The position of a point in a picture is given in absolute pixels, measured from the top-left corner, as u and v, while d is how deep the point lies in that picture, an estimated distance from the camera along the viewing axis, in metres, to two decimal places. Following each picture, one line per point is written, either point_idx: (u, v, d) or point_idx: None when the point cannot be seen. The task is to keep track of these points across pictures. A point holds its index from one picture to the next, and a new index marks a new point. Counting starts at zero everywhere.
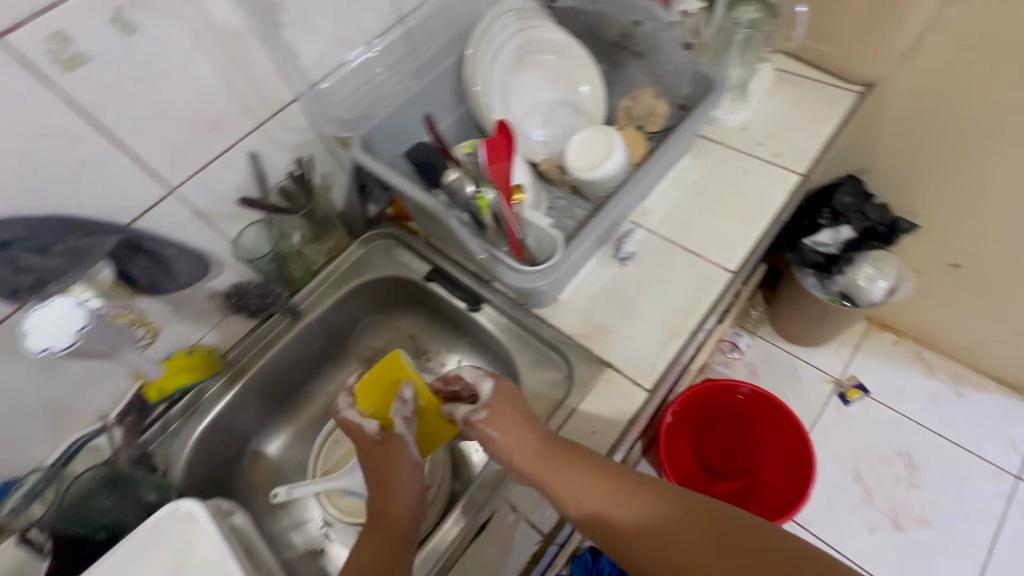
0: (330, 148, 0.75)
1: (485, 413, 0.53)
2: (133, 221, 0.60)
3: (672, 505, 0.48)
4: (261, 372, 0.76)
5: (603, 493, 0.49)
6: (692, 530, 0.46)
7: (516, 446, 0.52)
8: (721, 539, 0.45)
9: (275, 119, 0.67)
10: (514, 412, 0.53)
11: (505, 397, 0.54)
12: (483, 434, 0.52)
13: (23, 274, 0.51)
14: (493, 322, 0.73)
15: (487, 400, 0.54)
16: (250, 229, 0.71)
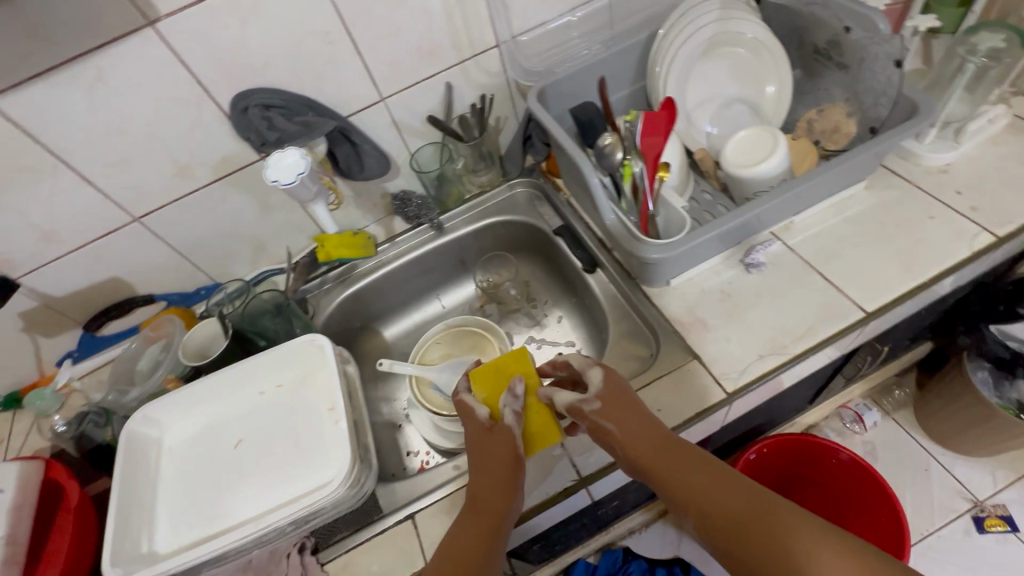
0: (508, 97, 0.83)
1: (599, 406, 0.54)
2: (347, 116, 0.75)
3: (710, 488, 0.47)
4: (399, 267, 0.89)
5: (697, 479, 0.48)
6: (738, 508, 0.45)
7: (630, 427, 0.53)
8: (750, 519, 0.44)
9: (476, 58, 0.77)
10: (625, 397, 0.55)
11: (620, 383, 0.56)
12: (599, 424, 0.53)
13: (271, 130, 0.68)
14: (601, 288, 0.77)
15: (599, 390, 0.55)
16: (426, 148, 0.84)
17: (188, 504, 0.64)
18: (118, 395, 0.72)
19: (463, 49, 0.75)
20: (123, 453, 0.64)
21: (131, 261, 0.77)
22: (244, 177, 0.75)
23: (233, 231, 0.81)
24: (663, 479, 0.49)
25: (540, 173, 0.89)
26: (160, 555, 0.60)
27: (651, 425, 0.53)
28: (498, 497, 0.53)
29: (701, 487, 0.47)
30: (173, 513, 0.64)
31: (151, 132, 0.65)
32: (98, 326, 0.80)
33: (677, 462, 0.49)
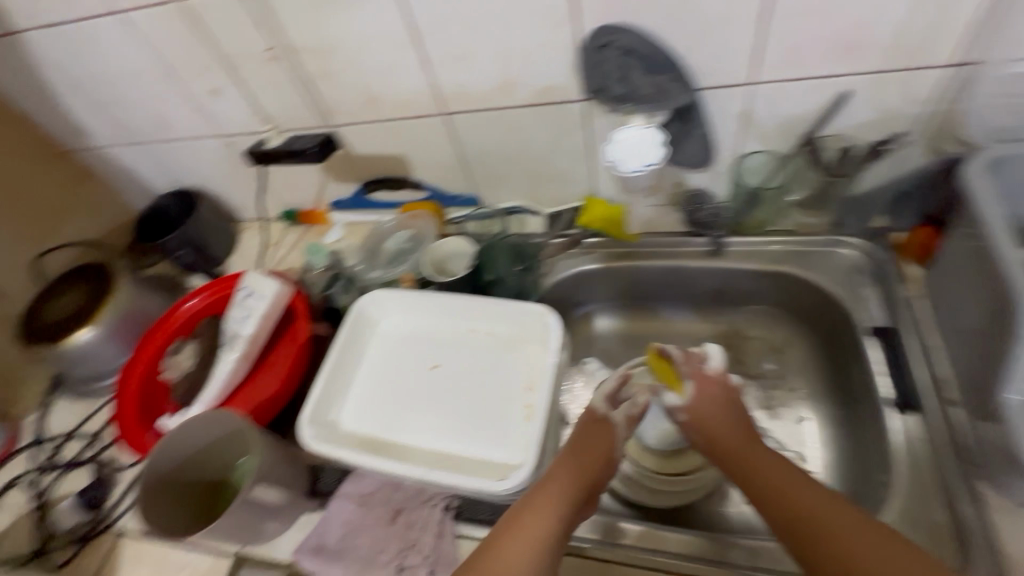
0: (914, 135, 0.60)
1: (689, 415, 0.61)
2: (699, 90, 0.61)
3: (767, 473, 0.54)
4: (651, 266, 0.77)
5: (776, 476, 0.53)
6: (795, 490, 0.51)
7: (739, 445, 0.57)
8: (805, 510, 0.49)
9: (911, 76, 0.55)
10: (721, 405, 0.61)
11: (723, 396, 0.61)
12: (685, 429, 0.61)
13: (620, 82, 0.57)
14: (901, 440, 0.56)
15: (692, 404, 0.61)
16: (760, 156, 0.67)
17: (375, 397, 0.68)
18: (362, 267, 0.77)
19: (903, 58, 0.54)
20: (350, 323, 0.69)
21: (420, 148, 0.77)
22: (555, 113, 0.68)
23: (515, 158, 0.76)
24: (735, 469, 0.56)
25: (888, 243, 0.67)
26: (338, 430, 0.65)
27: (737, 424, 0.59)
28: (566, 475, 0.56)
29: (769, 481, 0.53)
30: (361, 397, 0.68)
31: (502, 38, 0.60)
32: (368, 190, 0.85)
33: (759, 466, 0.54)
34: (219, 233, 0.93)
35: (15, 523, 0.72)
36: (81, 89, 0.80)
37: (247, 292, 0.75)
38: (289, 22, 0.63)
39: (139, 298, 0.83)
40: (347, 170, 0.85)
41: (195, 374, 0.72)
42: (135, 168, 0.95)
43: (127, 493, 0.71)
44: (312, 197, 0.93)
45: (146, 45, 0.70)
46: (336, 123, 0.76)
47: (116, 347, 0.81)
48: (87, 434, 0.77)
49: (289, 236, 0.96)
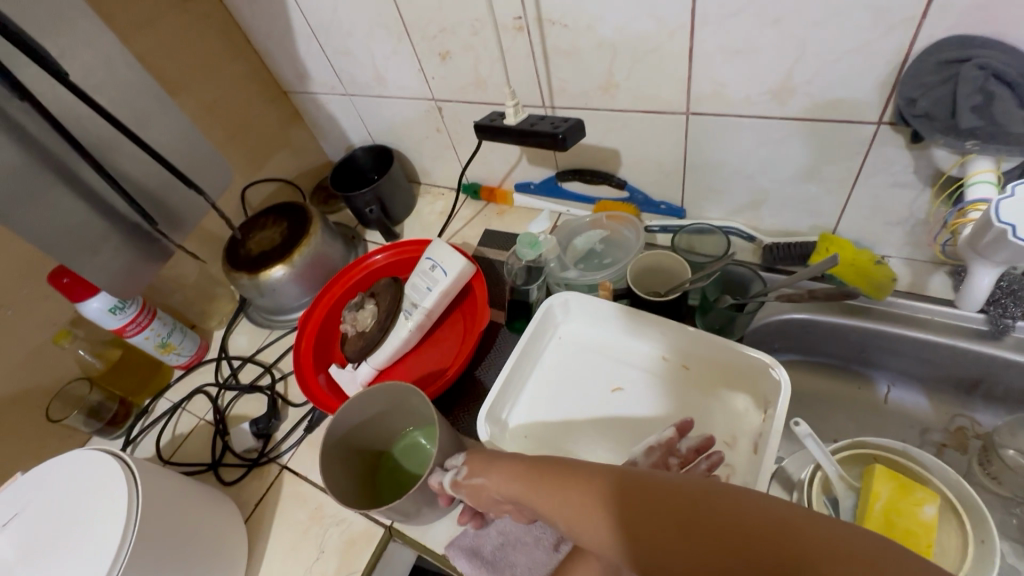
0: None
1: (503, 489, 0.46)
2: None
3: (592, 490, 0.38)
4: (891, 333, 0.64)
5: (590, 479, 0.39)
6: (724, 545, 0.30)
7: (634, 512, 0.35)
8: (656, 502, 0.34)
9: None
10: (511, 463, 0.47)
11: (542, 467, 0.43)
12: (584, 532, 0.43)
13: (974, 113, 0.44)
14: None
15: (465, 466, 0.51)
16: None
17: (547, 406, 0.64)
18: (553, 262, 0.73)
19: None
20: (537, 322, 0.66)
21: (639, 146, 0.70)
22: (833, 132, 0.56)
23: (750, 174, 0.66)
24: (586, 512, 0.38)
25: None
26: (508, 431, 0.62)
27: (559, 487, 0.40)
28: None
29: (641, 529, 0.34)
30: (534, 401, 0.64)
31: (803, 37, 0.50)
32: (565, 179, 0.79)
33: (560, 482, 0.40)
34: (402, 194, 0.94)
35: (199, 429, 0.78)
36: (314, 35, 0.82)
37: (433, 263, 0.74)
38: None
39: (327, 245, 0.86)
40: (547, 155, 0.80)
41: (374, 335, 0.72)
42: (339, 117, 0.98)
43: (293, 431, 0.74)
44: (499, 174, 0.90)
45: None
46: (556, 104, 0.70)
47: (301, 287, 0.85)
48: (266, 363, 0.82)
49: (467, 209, 0.94)
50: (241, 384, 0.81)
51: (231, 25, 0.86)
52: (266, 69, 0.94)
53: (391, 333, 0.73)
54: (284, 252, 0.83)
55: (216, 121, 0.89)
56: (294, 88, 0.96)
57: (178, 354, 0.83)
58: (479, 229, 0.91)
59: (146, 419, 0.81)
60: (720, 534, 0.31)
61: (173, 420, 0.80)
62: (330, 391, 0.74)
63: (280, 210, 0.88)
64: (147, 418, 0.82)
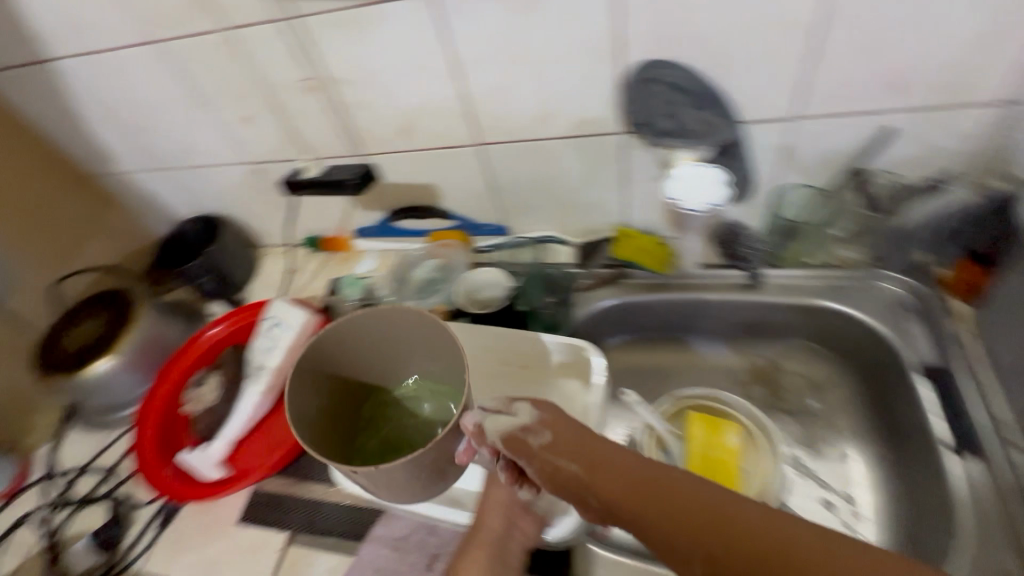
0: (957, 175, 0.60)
1: (551, 439, 0.43)
2: (741, 124, 0.60)
3: (659, 495, 0.37)
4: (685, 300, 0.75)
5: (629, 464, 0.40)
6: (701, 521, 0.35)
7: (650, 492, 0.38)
8: (707, 512, 0.35)
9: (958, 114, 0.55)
10: (585, 432, 0.43)
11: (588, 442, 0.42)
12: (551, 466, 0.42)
13: None
14: (962, 483, 0.54)
15: (541, 419, 0.44)
16: (798, 190, 0.66)
17: None
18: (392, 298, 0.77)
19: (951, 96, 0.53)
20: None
21: (450, 178, 0.77)
22: (594, 143, 0.67)
23: (548, 188, 0.75)
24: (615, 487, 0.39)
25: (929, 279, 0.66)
26: None
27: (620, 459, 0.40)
28: (500, 494, 0.51)
29: (673, 518, 0.36)
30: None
31: (544, 73, 0.60)
32: (396, 219, 0.84)
33: (631, 478, 0.39)
34: (240, 259, 0.92)
35: (26, 562, 0.69)
36: (108, 116, 0.79)
37: (273, 322, 0.73)
38: (328, 53, 0.63)
39: (160, 327, 0.82)
40: (374, 198, 0.84)
41: (221, 409, 0.71)
42: (157, 194, 0.94)
43: (142, 534, 0.68)
44: (336, 224, 0.92)
45: (179, 75, 0.70)
46: (367, 152, 0.75)
47: (134, 376, 0.79)
48: (104, 468, 0.75)
49: (313, 263, 0.94)
50: (75, 499, 0.73)
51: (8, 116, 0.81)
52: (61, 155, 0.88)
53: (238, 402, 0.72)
54: (108, 343, 0.77)
55: None
56: (100, 171, 0.91)
57: None
58: (326, 280, 0.92)
59: None
60: (752, 548, 0.33)
61: None
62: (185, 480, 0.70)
63: (100, 299, 0.82)
64: None
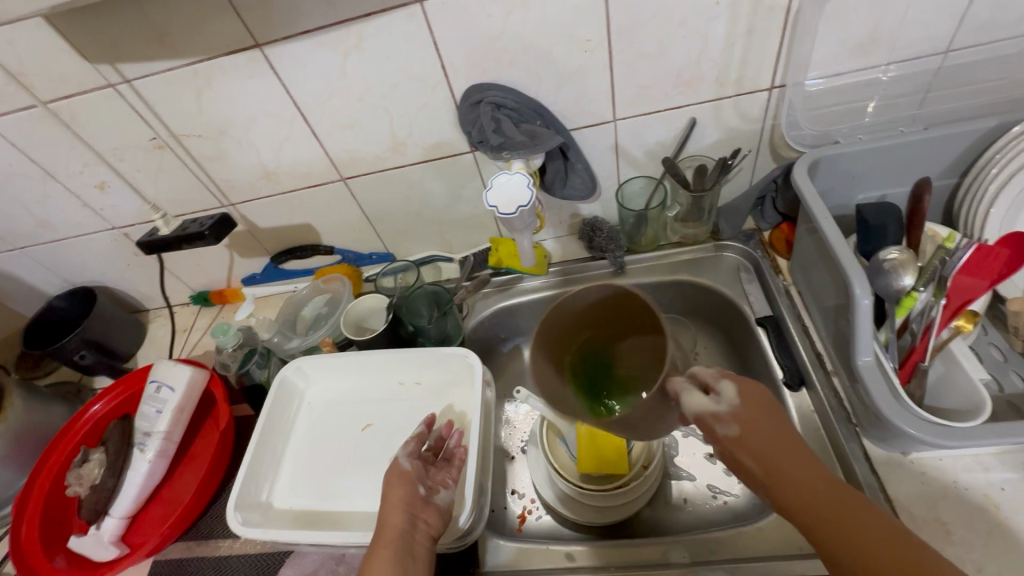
0: (758, 150, 0.70)
1: (738, 435, 0.38)
2: (570, 131, 0.67)
3: (790, 470, 0.38)
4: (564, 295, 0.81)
5: (769, 429, 0.39)
6: (805, 488, 0.37)
7: (777, 449, 0.38)
8: (820, 487, 0.37)
9: (740, 99, 0.64)
10: (764, 413, 0.39)
11: (763, 416, 0.39)
12: (721, 443, 0.39)
13: (496, 133, 0.61)
14: (798, 412, 0.62)
15: (734, 410, 0.39)
16: (636, 181, 0.74)
17: (307, 468, 0.66)
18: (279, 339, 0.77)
19: (730, 85, 0.63)
20: (273, 398, 0.68)
21: (324, 214, 0.79)
22: (449, 165, 0.72)
23: (419, 211, 0.79)
24: (761, 452, 0.38)
25: (756, 242, 0.76)
26: (272, 510, 0.63)
27: (762, 424, 0.39)
28: (401, 492, 0.54)
29: (791, 478, 0.37)
30: (293, 472, 0.66)
31: (385, 105, 0.64)
32: (279, 261, 0.84)
33: (768, 431, 0.39)
34: (122, 327, 0.89)
35: None
36: None
37: (157, 385, 0.71)
38: (170, 112, 0.64)
39: (37, 412, 0.77)
40: (253, 244, 0.84)
41: (107, 484, 0.67)
42: (20, 274, 0.89)
43: None
44: (222, 276, 0.91)
45: (17, 150, 0.68)
46: (234, 201, 0.76)
47: (11, 470, 0.74)
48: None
49: (204, 318, 0.93)
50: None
51: None
52: None
53: (128, 473, 0.69)
54: None
55: None
56: None
57: None
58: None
59: None
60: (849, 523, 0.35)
61: None
62: (75, 566, 0.66)
63: None
64: None
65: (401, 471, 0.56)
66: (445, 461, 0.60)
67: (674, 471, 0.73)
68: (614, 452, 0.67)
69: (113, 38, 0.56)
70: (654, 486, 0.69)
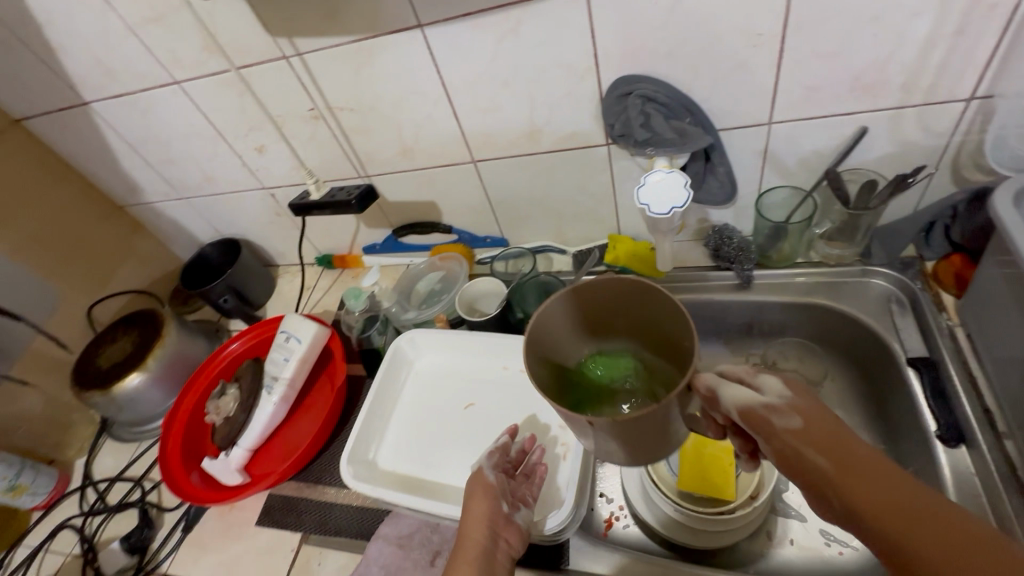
0: (936, 169, 0.61)
1: (802, 426, 0.33)
2: (717, 131, 0.63)
3: (866, 469, 0.31)
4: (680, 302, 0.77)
5: (836, 430, 0.33)
6: (882, 493, 0.30)
7: (849, 453, 0.32)
8: (909, 501, 0.29)
9: (928, 109, 0.56)
10: (834, 424, 0.33)
11: (823, 414, 0.34)
12: (776, 441, 0.34)
13: (643, 128, 0.60)
14: (952, 473, 0.54)
15: (790, 401, 0.35)
16: (780, 191, 0.68)
17: (411, 436, 0.69)
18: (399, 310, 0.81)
19: (919, 93, 0.55)
20: (387, 364, 0.72)
21: (449, 194, 0.81)
22: (580, 156, 0.71)
23: (541, 199, 0.79)
24: (827, 451, 0.32)
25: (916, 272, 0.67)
26: (377, 469, 0.66)
27: (813, 420, 0.33)
28: (484, 507, 0.51)
29: (866, 486, 0.30)
30: (397, 436, 0.69)
31: (529, 91, 0.64)
32: (400, 235, 0.89)
33: (826, 428, 0.33)
34: (258, 278, 0.98)
35: (61, 568, 0.74)
36: (136, 151, 0.87)
37: (286, 335, 0.78)
38: (330, 85, 0.69)
39: (186, 344, 0.88)
40: (378, 215, 0.89)
41: (239, 418, 0.75)
42: (182, 221, 1.01)
43: (170, 537, 0.72)
44: (346, 242, 0.97)
45: (199, 111, 0.77)
46: (370, 173, 0.80)
47: (162, 391, 0.84)
48: (137, 476, 0.81)
49: (325, 280, 1.00)
50: (109, 505, 0.78)
51: (49, 157, 0.89)
52: (96, 190, 0.96)
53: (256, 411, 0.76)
54: (138, 359, 0.83)
55: (49, 251, 0.89)
56: (130, 202, 0.99)
57: (32, 495, 0.79)
58: (336, 295, 0.97)
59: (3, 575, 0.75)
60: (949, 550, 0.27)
61: (34, 566, 0.75)
62: (204, 486, 0.74)
63: (130, 320, 0.88)
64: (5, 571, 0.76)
65: (483, 483, 0.53)
66: (525, 475, 0.59)
67: (780, 507, 0.68)
68: (720, 476, 0.63)
69: (295, 14, 0.61)
70: (758, 520, 0.65)
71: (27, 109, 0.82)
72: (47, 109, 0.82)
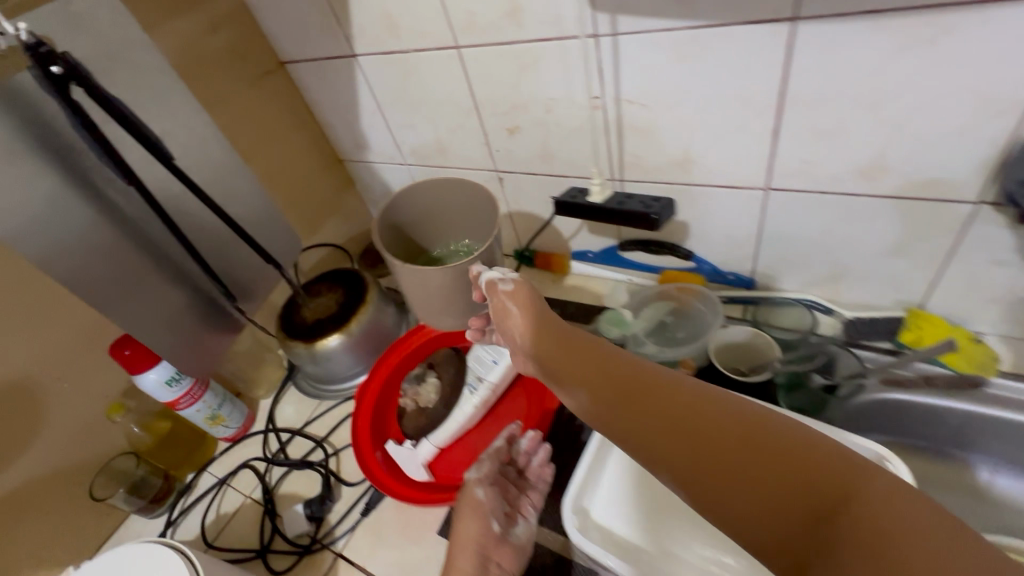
0: None
1: (542, 328, 0.49)
2: None
3: (659, 395, 0.38)
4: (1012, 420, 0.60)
5: (625, 376, 0.41)
6: (646, 403, 0.38)
7: (617, 372, 0.41)
8: (683, 406, 0.37)
9: None
10: (555, 325, 0.49)
11: (551, 319, 0.50)
12: (553, 370, 0.46)
13: None
14: None
15: (513, 278, 0.55)
16: None
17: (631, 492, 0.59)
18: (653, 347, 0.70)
19: None
20: None
21: (710, 218, 0.69)
22: (925, 209, 0.55)
23: (831, 247, 0.64)
24: (628, 390, 0.40)
25: None
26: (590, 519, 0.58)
27: (552, 339, 0.48)
28: (473, 527, 0.54)
29: (652, 426, 0.37)
30: (615, 488, 0.60)
31: (902, 119, 0.50)
32: (627, 250, 0.78)
33: (598, 364, 0.43)
34: None
35: (242, 509, 0.74)
36: (381, 110, 0.85)
37: None
38: (630, 73, 0.59)
39: (383, 314, 0.85)
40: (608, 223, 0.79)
41: (438, 411, 0.70)
42: (393, 185, 1.00)
43: (347, 513, 0.70)
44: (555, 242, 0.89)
45: (465, 81, 0.72)
46: (623, 177, 0.71)
47: (355, 356, 0.83)
48: (318, 437, 0.79)
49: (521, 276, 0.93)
50: (292, 459, 0.77)
51: (298, 101, 0.90)
52: (326, 140, 0.97)
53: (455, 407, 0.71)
54: (341, 320, 0.81)
55: (279, 193, 0.91)
56: (351, 158, 0.99)
57: (226, 427, 0.80)
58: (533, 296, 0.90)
59: (191, 497, 0.77)
60: (740, 458, 0.33)
61: (217, 498, 0.76)
62: (393, 475, 0.70)
63: (335, 276, 0.87)
64: (190, 495, 0.78)
65: (482, 480, 0.57)
66: (530, 481, 0.60)
67: None
68: None
69: None
70: None
71: (297, 52, 0.83)
72: (316, 55, 0.81)
